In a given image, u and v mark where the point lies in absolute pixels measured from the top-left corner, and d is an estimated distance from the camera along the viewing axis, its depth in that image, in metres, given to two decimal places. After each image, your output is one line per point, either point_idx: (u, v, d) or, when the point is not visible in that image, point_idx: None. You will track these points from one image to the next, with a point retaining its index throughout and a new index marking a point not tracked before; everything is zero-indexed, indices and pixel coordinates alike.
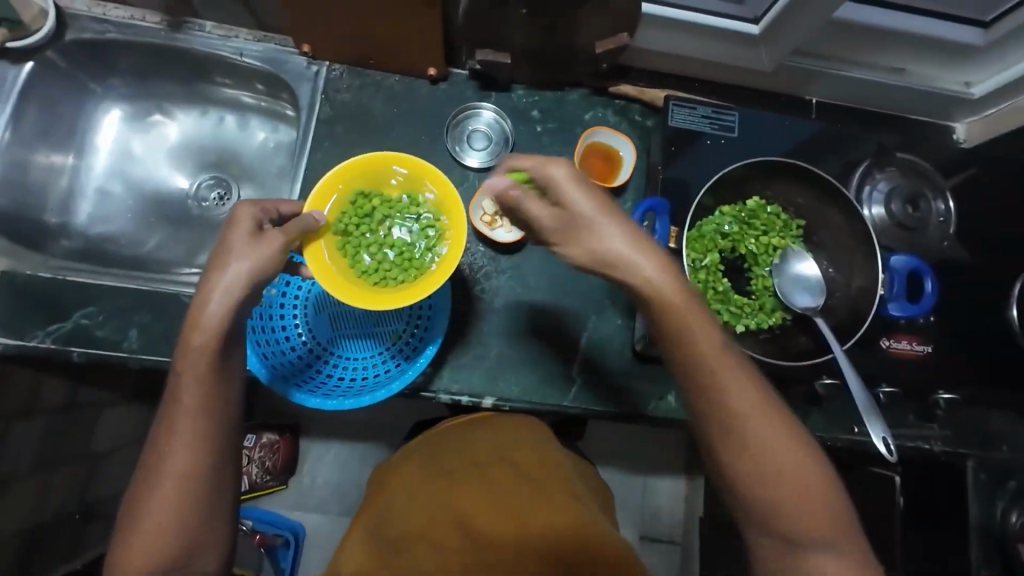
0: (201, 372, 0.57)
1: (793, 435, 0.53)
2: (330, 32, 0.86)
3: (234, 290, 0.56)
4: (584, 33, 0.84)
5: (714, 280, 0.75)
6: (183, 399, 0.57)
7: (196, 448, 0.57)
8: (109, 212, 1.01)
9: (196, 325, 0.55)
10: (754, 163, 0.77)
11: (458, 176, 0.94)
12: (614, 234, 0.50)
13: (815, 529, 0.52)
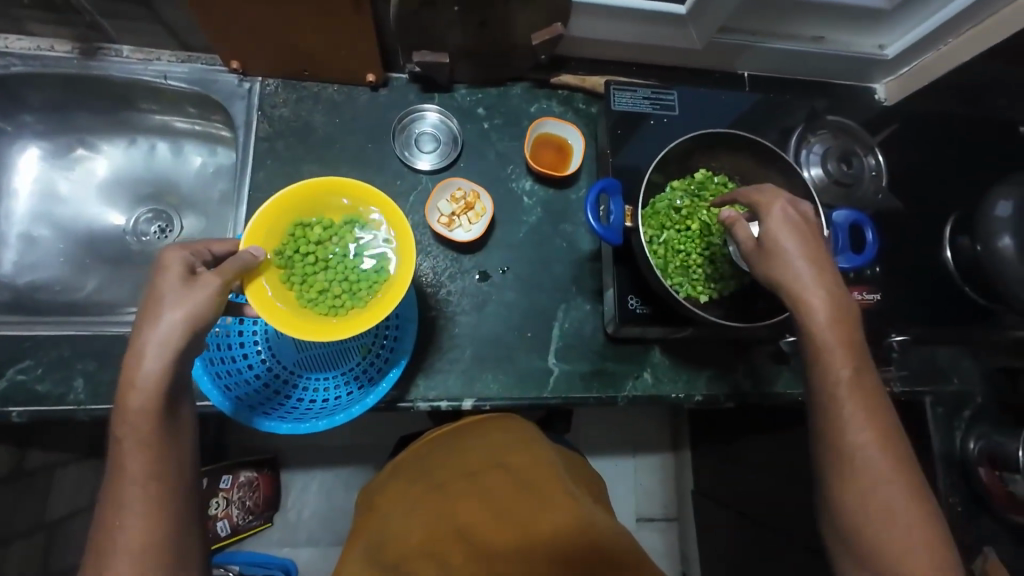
0: (145, 438, 0.54)
1: (864, 418, 0.59)
2: (258, 46, 0.83)
3: (170, 344, 0.53)
4: (519, 26, 0.84)
5: (672, 254, 0.78)
6: (130, 468, 0.54)
7: (149, 518, 0.54)
8: (38, 258, 0.94)
9: (133, 387, 0.52)
10: (695, 136, 0.79)
11: (410, 180, 0.92)
12: (796, 266, 0.60)
13: (878, 498, 0.58)
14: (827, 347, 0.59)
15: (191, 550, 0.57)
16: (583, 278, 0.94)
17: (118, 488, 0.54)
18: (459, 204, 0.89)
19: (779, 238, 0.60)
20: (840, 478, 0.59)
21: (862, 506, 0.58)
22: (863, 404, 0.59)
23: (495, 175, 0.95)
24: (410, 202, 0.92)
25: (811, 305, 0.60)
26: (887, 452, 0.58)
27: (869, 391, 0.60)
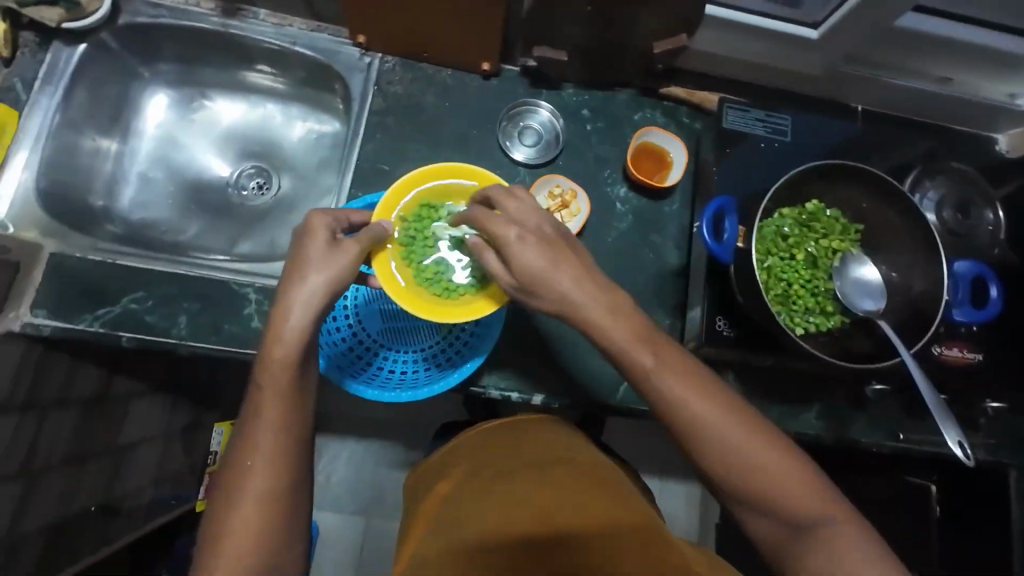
0: (282, 385, 0.59)
1: (767, 435, 0.55)
2: (388, 25, 0.86)
3: (313, 303, 0.59)
4: (645, 33, 0.84)
5: (775, 282, 0.77)
6: (266, 412, 0.59)
7: (275, 463, 0.58)
8: (151, 198, 1.00)
9: (280, 336, 0.58)
10: (815, 165, 0.77)
11: (509, 171, 0.93)
12: (564, 283, 0.56)
13: (811, 512, 0.53)
14: (682, 374, 0.55)
15: (302, 503, 0.60)
16: (664, 292, 0.93)
17: (252, 429, 0.58)
18: (555, 201, 0.89)
19: (521, 259, 0.56)
20: (754, 503, 0.55)
21: (807, 530, 0.53)
22: (728, 418, 0.54)
23: (591, 177, 0.95)
24: None
25: (608, 337, 0.56)
26: (801, 469, 0.54)
27: (679, 417, 0.55)
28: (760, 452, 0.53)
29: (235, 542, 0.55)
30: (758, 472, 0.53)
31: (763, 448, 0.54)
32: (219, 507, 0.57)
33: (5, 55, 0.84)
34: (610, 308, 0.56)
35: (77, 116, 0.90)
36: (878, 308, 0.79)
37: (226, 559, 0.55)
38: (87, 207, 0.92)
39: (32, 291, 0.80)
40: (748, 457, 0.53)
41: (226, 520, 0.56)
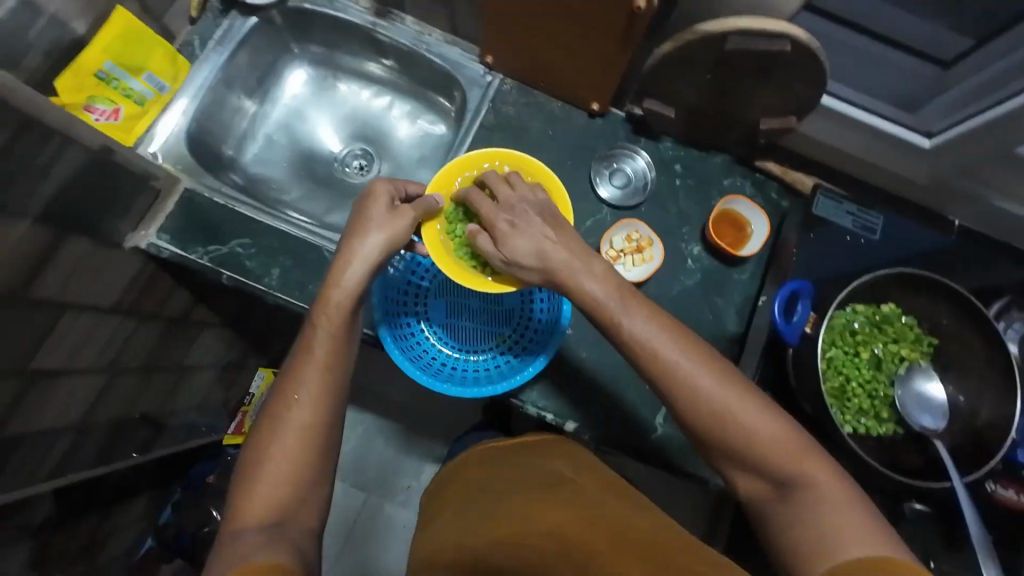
0: (332, 334, 0.69)
1: (744, 391, 0.58)
2: (517, 53, 0.94)
3: (371, 257, 0.70)
4: (757, 108, 0.87)
5: (832, 375, 0.78)
6: (315, 356, 0.68)
7: (316, 403, 0.66)
8: (270, 157, 1.12)
9: (336, 286, 0.69)
10: (899, 272, 0.77)
11: (593, 206, 0.98)
12: (558, 248, 0.64)
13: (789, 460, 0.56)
14: (658, 333, 0.59)
15: (332, 440, 0.68)
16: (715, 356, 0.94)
17: (299, 370, 0.67)
18: (630, 244, 0.93)
19: (507, 240, 0.66)
20: (732, 457, 0.58)
21: (791, 488, 0.55)
22: (714, 383, 0.57)
23: (668, 229, 0.99)
24: (586, 226, 0.97)
25: (591, 292, 0.62)
26: (777, 424, 0.57)
27: (669, 375, 0.58)
28: (745, 415, 0.56)
29: (274, 471, 0.64)
30: (745, 432, 0.56)
31: (747, 414, 0.57)
32: (263, 434, 0.66)
33: (192, 15, 0.98)
34: (609, 278, 0.63)
35: (233, 76, 1.03)
36: (937, 426, 0.78)
37: (266, 486, 0.63)
38: (219, 154, 1.03)
39: (162, 217, 0.91)
40: (731, 420, 0.56)
41: (270, 453, 0.64)
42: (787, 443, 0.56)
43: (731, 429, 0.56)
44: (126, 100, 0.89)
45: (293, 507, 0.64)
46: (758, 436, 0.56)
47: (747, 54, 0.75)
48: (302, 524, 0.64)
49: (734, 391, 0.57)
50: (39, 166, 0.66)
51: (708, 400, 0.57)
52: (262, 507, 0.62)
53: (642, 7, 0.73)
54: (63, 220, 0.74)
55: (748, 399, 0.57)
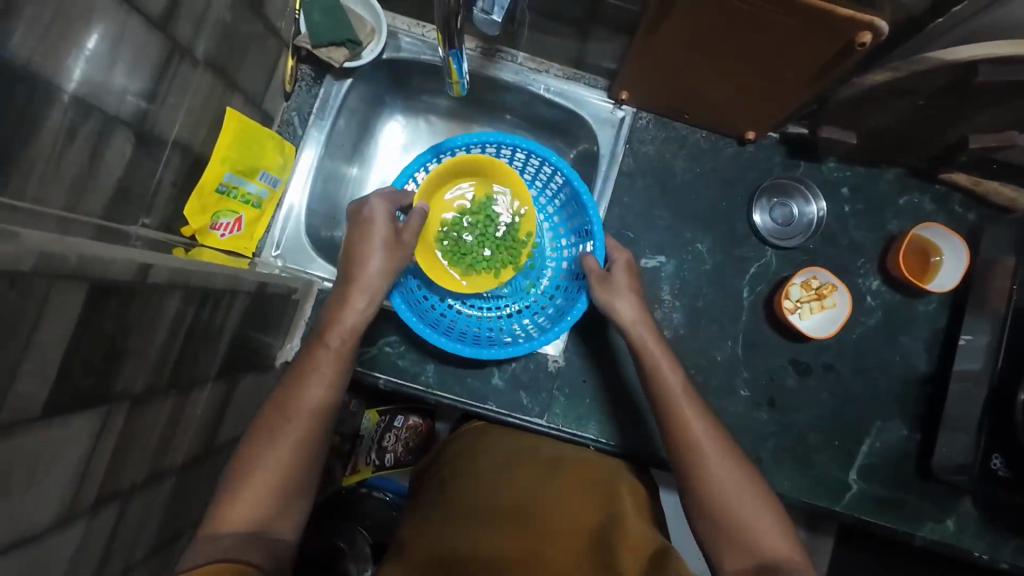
0: (343, 350, 0.69)
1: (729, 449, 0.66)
2: (666, 86, 0.82)
3: (375, 283, 0.70)
4: (970, 127, 0.74)
5: None
6: (320, 367, 0.67)
7: (317, 417, 0.65)
8: None
9: (352, 309, 0.70)
10: None
11: (754, 249, 0.89)
12: (626, 305, 0.74)
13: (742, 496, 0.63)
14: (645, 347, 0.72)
15: None
16: (906, 401, 0.87)
17: (305, 377, 0.67)
18: (809, 292, 0.85)
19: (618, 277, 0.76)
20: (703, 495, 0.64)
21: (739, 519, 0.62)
22: (711, 438, 0.66)
23: (843, 266, 0.89)
24: (749, 273, 0.88)
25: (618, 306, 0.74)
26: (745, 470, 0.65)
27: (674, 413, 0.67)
28: (753, 497, 0.63)
29: (262, 479, 0.61)
30: (753, 513, 0.62)
31: (752, 497, 0.63)
32: (257, 442, 0.63)
33: (287, 90, 0.88)
34: (635, 318, 0.73)
35: (334, 148, 0.93)
36: None
37: (251, 491, 0.60)
38: (332, 237, 0.95)
39: (303, 324, 0.86)
40: (733, 488, 0.63)
41: (263, 460, 0.62)
42: (792, 557, 0.60)
43: (741, 501, 0.62)
44: (247, 206, 0.82)
45: (276, 515, 0.61)
46: (763, 537, 0.61)
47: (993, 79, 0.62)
48: (276, 532, 0.61)
49: (745, 472, 0.65)
50: (212, 328, 0.61)
51: (712, 472, 0.64)
52: (243, 514, 0.59)
53: (868, 43, 0.59)
54: (232, 366, 0.69)
55: (754, 483, 0.64)
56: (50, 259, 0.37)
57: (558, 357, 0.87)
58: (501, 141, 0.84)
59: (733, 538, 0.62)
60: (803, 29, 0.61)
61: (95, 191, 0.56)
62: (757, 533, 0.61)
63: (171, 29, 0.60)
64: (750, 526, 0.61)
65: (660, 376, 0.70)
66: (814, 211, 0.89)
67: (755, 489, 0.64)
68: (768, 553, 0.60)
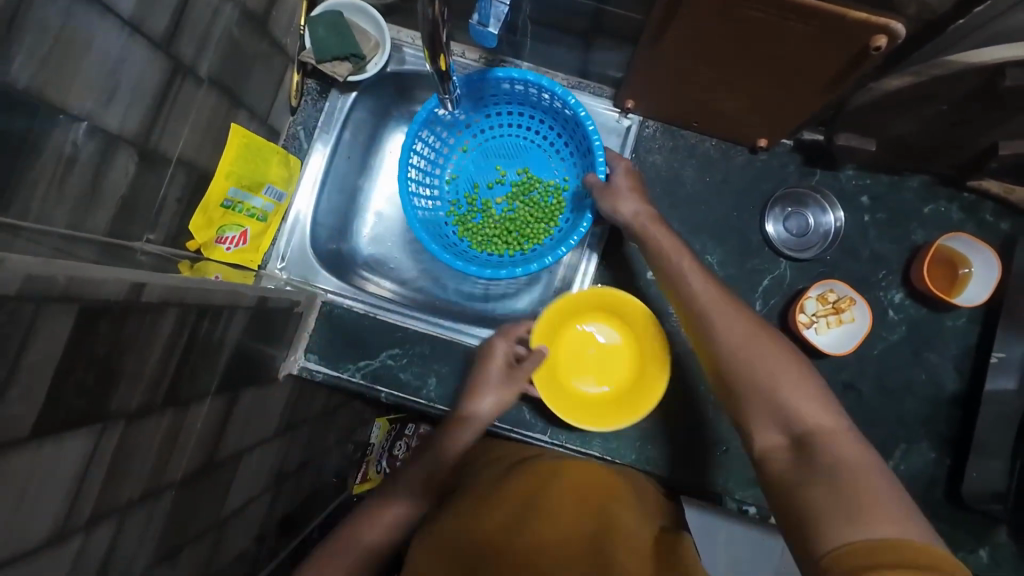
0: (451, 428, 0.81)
1: (770, 335, 0.60)
2: (674, 94, 0.79)
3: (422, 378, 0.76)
4: (1001, 130, 0.69)
5: None
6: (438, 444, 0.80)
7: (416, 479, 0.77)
8: (384, 234, 1.01)
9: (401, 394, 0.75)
10: None
11: (768, 260, 0.85)
12: (629, 205, 0.76)
13: (769, 372, 0.57)
14: (648, 235, 0.73)
15: None
16: (934, 423, 0.82)
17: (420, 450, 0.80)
18: (826, 306, 0.82)
19: (618, 182, 0.78)
20: (722, 373, 0.61)
21: (764, 392, 0.57)
22: (716, 303, 0.64)
23: (863, 279, 0.84)
24: (762, 286, 0.85)
25: (622, 209, 0.76)
26: (788, 355, 0.59)
27: (694, 302, 0.66)
28: (774, 358, 0.58)
29: None
30: (770, 376, 0.57)
31: (772, 355, 0.58)
32: None
33: (293, 104, 0.89)
34: (638, 216, 0.75)
35: (341, 160, 0.94)
36: None
37: None
38: (338, 248, 0.96)
39: (308, 335, 0.87)
40: (748, 351, 0.59)
41: None
42: (834, 430, 0.53)
43: (757, 365, 0.58)
44: (252, 220, 0.82)
45: None
46: (793, 404, 0.55)
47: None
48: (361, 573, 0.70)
49: (766, 338, 0.60)
50: (211, 344, 0.61)
51: (722, 339, 0.61)
52: None
53: (884, 46, 0.56)
54: (234, 380, 0.69)
55: (777, 350, 0.59)
56: (37, 281, 0.37)
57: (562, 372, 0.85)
58: (508, 75, 0.82)
59: (763, 406, 0.57)
60: (816, 35, 0.58)
61: (99, 209, 0.57)
62: (784, 398, 0.56)
63: (174, 50, 0.61)
64: (772, 389, 0.56)
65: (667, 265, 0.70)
66: (832, 221, 0.85)
67: (781, 353, 0.59)
68: (804, 425, 0.54)
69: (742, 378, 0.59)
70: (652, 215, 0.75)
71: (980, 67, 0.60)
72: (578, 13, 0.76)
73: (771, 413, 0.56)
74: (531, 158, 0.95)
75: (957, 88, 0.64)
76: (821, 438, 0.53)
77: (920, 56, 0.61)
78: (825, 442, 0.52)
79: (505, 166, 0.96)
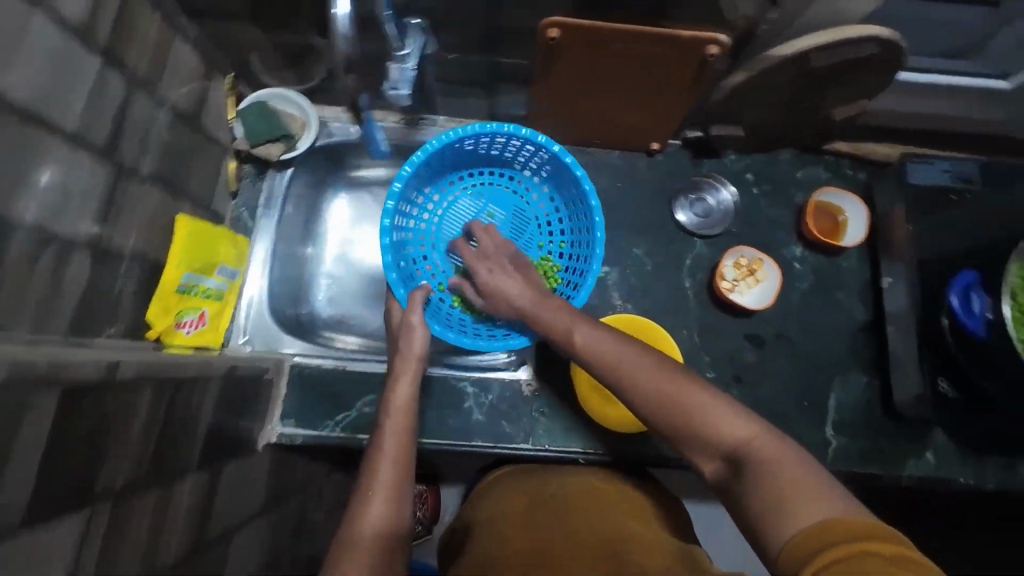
0: (401, 429, 0.70)
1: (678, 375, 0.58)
2: (571, 119, 0.92)
3: (399, 408, 0.71)
4: (829, 103, 0.86)
5: None
6: (386, 456, 0.67)
7: (392, 500, 0.64)
8: (340, 293, 1.08)
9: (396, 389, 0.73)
10: None
11: (684, 243, 0.97)
12: (508, 282, 0.75)
13: (660, 415, 0.57)
14: (533, 315, 0.71)
15: None
16: (856, 351, 0.94)
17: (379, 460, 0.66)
18: (741, 270, 0.93)
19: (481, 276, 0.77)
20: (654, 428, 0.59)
21: (679, 438, 0.56)
22: (656, 369, 0.59)
23: (767, 242, 0.97)
24: (687, 265, 0.96)
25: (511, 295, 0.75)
26: (691, 382, 0.57)
27: (595, 367, 0.63)
28: (700, 401, 0.55)
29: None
30: (687, 406, 0.56)
31: (670, 387, 0.57)
32: None
33: (232, 189, 0.95)
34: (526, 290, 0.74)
35: (288, 231, 1.01)
36: None
37: None
38: (297, 315, 1.00)
39: (281, 403, 0.88)
40: (682, 403, 0.56)
41: None
42: (753, 434, 0.53)
43: (670, 399, 0.56)
44: (208, 300, 0.85)
45: None
46: (717, 430, 0.54)
47: (830, 61, 0.74)
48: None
49: (672, 375, 0.58)
50: (186, 420, 0.63)
51: (643, 393, 0.58)
52: None
53: (717, 54, 0.71)
54: (215, 455, 0.70)
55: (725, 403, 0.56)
56: (21, 366, 0.41)
57: (531, 380, 0.91)
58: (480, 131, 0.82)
59: (691, 443, 0.56)
60: (664, 53, 0.72)
61: (58, 311, 0.59)
62: (710, 428, 0.54)
63: (116, 156, 0.67)
64: (698, 425, 0.55)
65: (589, 353, 0.64)
66: (727, 198, 0.99)
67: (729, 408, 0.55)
68: (728, 442, 0.53)
69: (663, 420, 0.57)
70: (568, 304, 0.71)
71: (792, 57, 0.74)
72: (477, 68, 0.86)
73: (699, 447, 0.55)
74: (500, 207, 0.95)
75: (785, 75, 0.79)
76: (754, 454, 0.51)
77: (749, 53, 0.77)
78: (755, 451, 0.51)
79: (477, 225, 0.95)
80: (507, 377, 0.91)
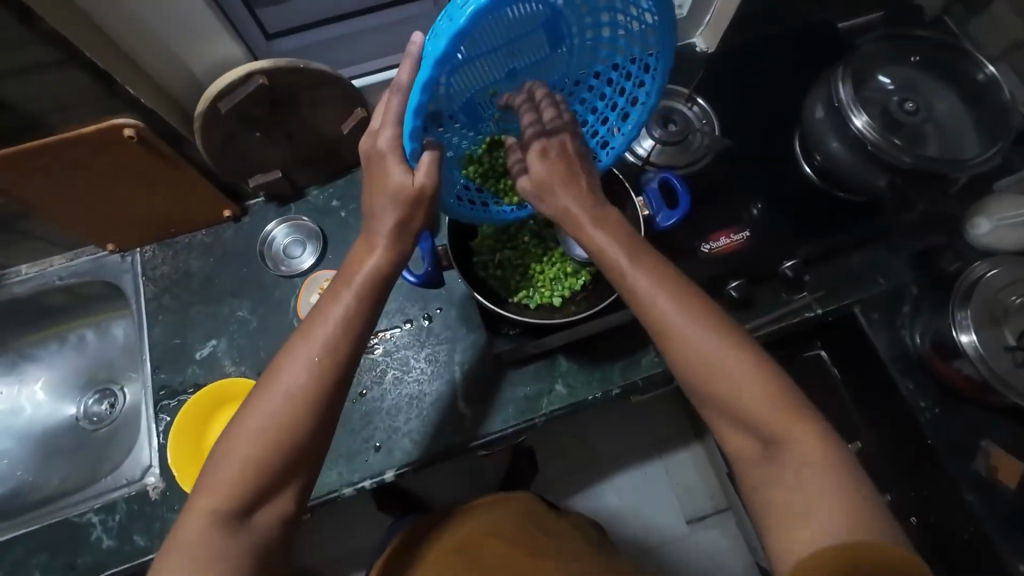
0: (324, 337, 0.60)
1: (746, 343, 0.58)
2: (119, 227, 0.93)
3: (337, 323, 0.61)
4: (322, 121, 0.91)
5: (527, 258, 0.81)
6: (296, 362, 0.59)
7: (281, 438, 0.58)
8: (5, 469, 1.06)
9: (372, 251, 0.62)
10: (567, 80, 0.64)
11: (286, 287, 0.98)
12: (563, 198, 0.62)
13: (733, 366, 0.57)
14: (586, 237, 0.62)
15: None
16: (472, 320, 0.97)
17: (289, 358, 0.60)
18: None
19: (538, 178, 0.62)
20: (705, 381, 0.58)
21: (747, 410, 0.56)
22: (656, 285, 0.59)
23: None
24: (292, 306, 0.96)
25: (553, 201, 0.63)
26: (726, 341, 0.57)
27: (651, 319, 0.59)
28: (743, 364, 0.57)
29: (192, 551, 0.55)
30: (733, 371, 0.56)
31: (727, 349, 0.57)
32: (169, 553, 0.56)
33: None
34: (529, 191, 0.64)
35: None
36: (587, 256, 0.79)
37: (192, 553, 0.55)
38: None
39: None
40: (725, 370, 0.57)
41: None
42: (770, 397, 0.56)
43: (716, 377, 0.57)
44: None
45: None
46: (745, 392, 0.56)
47: (234, 101, 0.78)
48: (270, 566, 0.59)
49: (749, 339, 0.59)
50: None
51: (689, 334, 0.58)
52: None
53: (136, 134, 0.74)
54: None
55: (701, 316, 0.58)
56: None
57: (157, 481, 0.87)
58: None
59: (718, 412, 0.58)
60: (92, 150, 0.75)
61: None
62: (733, 399, 0.57)
63: None
64: (725, 397, 0.57)
65: (602, 256, 0.61)
66: (301, 237, 1.00)
67: (720, 322, 0.58)
68: (751, 408, 0.56)
69: (695, 382, 0.58)
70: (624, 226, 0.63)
71: (209, 112, 0.79)
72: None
73: (740, 429, 0.57)
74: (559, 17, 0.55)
75: (233, 122, 0.83)
76: (782, 435, 0.55)
77: (178, 125, 0.81)
78: (793, 432, 0.55)
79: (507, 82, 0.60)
80: (128, 491, 0.87)
